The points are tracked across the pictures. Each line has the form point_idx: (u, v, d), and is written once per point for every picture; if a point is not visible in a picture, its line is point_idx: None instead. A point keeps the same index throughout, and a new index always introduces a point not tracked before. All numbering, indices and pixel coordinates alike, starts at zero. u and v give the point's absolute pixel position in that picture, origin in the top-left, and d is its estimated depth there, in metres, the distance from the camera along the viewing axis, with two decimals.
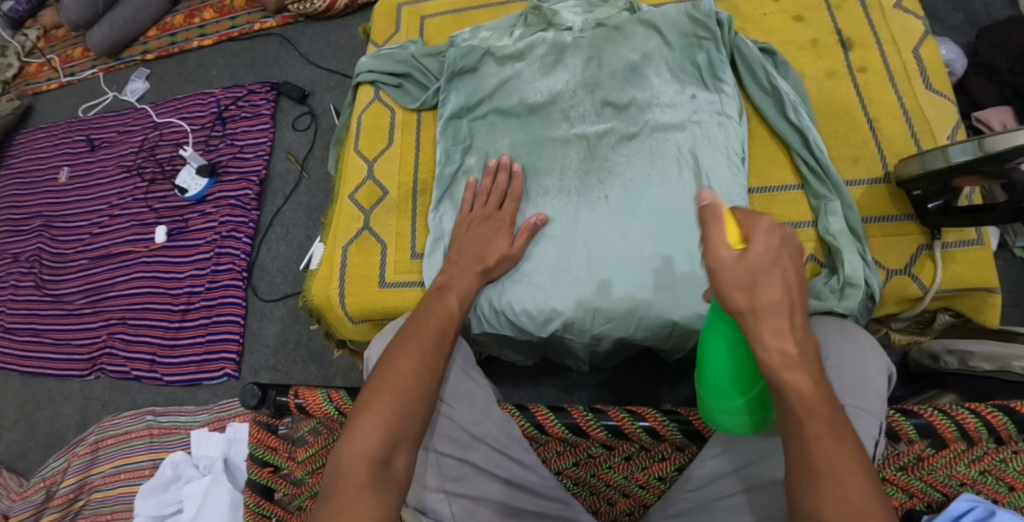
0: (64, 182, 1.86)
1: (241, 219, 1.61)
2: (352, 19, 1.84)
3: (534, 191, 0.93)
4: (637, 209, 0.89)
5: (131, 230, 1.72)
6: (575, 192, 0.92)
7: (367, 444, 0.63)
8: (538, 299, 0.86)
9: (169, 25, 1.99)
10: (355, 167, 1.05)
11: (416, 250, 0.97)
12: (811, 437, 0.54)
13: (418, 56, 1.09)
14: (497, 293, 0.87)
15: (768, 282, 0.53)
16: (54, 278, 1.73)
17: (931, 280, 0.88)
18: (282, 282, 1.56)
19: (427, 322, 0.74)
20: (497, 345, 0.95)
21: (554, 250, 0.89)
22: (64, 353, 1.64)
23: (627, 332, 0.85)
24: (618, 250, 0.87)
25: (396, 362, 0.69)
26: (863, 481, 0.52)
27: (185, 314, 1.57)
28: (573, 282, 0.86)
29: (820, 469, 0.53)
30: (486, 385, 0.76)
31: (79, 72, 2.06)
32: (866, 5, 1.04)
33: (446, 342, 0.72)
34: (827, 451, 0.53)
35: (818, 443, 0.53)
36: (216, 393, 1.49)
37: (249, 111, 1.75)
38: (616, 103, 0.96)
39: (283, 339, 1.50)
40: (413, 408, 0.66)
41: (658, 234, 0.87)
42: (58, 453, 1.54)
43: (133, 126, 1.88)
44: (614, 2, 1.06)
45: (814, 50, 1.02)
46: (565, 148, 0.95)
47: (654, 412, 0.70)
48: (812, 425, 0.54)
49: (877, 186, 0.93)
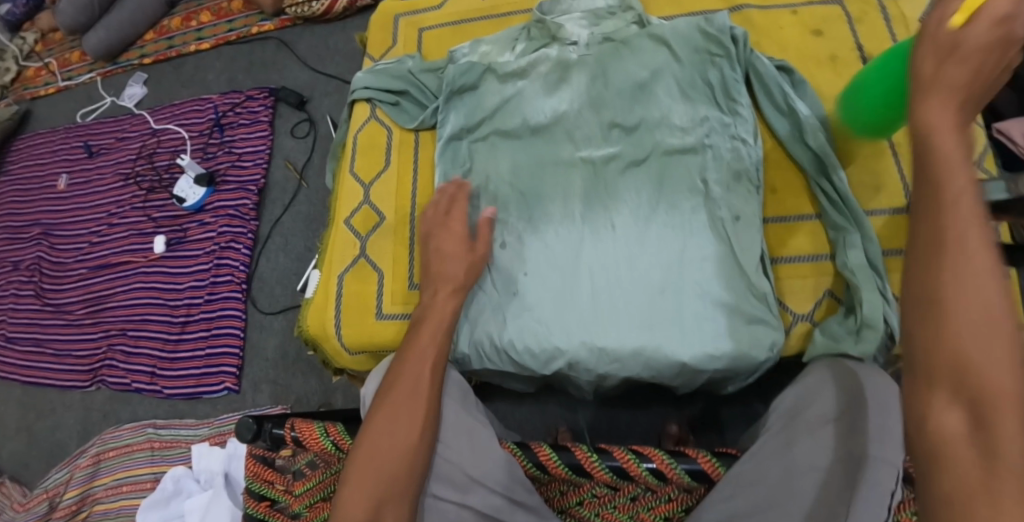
0: (63, 190, 1.84)
1: (240, 229, 1.59)
2: (351, 22, 1.80)
3: (537, 218, 0.90)
4: (643, 239, 0.86)
5: (130, 240, 1.70)
6: (578, 222, 0.89)
7: (353, 514, 0.62)
8: (540, 337, 0.83)
9: (166, 28, 1.95)
10: (352, 188, 1.03)
11: (414, 280, 0.95)
12: (949, 203, 0.46)
13: (416, 72, 1.06)
14: (501, 333, 0.85)
15: (965, 58, 0.51)
16: (54, 287, 1.71)
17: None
18: (282, 294, 1.54)
19: (402, 373, 0.71)
20: (493, 377, 0.92)
21: (555, 285, 0.86)
22: (65, 363, 1.63)
23: (633, 373, 0.82)
24: (624, 282, 0.84)
25: (378, 425, 0.67)
26: (992, 273, 0.44)
27: (184, 326, 1.54)
28: (576, 317, 0.83)
29: (948, 240, 0.45)
30: (483, 421, 0.74)
31: (77, 77, 2.03)
32: (889, 19, 1.04)
33: (433, 389, 0.70)
34: (958, 228, 0.45)
35: (953, 210, 0.46)
36: (216, 407, 1.48)
37: (247, 117, 1.72)
38: (624, 124, 0.92)
39: (283, 353, 1.48)
40: (394, 469, 0.65)
41: (665, 265, 0.84)
42: (61, 464, 1.53)
43: (131, 132, 1.85)
44: (623, 13, 1.02)
45: (833, 65, 1.01)
46: (569, 172, 0.92)
47: (660, 452, 0.67)
48: (955, 194, 0.46)
49: (898, 217, 0.93)
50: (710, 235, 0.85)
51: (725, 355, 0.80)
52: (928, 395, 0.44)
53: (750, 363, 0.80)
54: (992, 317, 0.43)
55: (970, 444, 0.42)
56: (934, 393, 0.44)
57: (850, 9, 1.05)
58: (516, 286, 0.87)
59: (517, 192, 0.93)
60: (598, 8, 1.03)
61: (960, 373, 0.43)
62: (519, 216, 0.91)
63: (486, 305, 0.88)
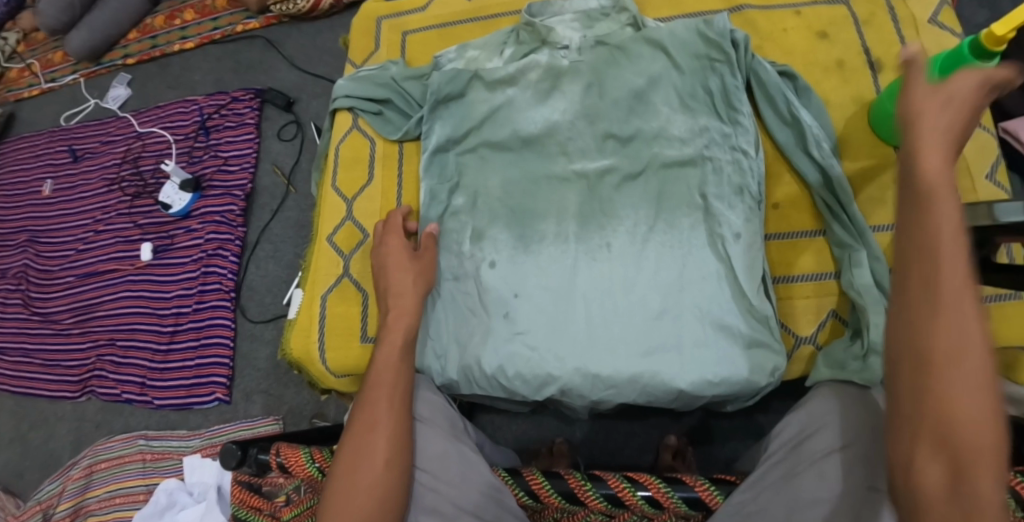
0: (48, 195, 1.80)
1: (227, 236, 1.55)
2: (338, 20, 1.75)
3: (530, 238, 0.89)
4: (639, 259, 0.85)
5: (117, 247, 1.66)
6: (573, 242, 0.88)
7: None
8: (532, 364, 0.82)
9: (150, 27, 1.90)
10: (335, 205, 1.03)
11: None
12: (941, 269, 0.52)
13: (400, 79, 1.03)
14: (491, 359, 0.84)
15: (955, 110, 0.56)
16: (42, 296, 1.68)
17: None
18: (272, 303, 1.51)
19: (377, 400, 0.72)
20: (479, 397, 0.91)
21: (547, 308, 0.85)
22: (55, 373, 1.60)
23: (628, 398, 0.82)
24: (619, 306, 0.83)
25: (349, 455, 0.67)
26: (980, 337, 0.51)
27: (173, 336, 1.51)
28: (570, 344, 0.83)
29: (942, 306, 0.51)
30: (464, 445, 0.77)
31: (60, 78, 1.98)
32: (898, 19, 1.02)
33: (395, 418, 0.71)
34: (952, 301, 0.51)
35: (948, 275, 0.52)
36: (208, 417, 1.46)
37: (233, 120, 1.68)
38: (619, 135, 0.91)
39: (275, 363, 1.46)
40: (387, 495, 0.66)
41: (663, 286, 0.83)
42: (53, 476, 1.51)
43: (116, 135, 1.81)
44: (617, 14, 1.00)
45: (840, 71, 1.00)
46: (564, 187, 0.91)
47: (656, 480, 0.65)
48: (949, 258, 0.52)
49: None
50: (709, 254, 0.84)
51: (726, 380, 0.79)
52: (914, 461, 0.52)
53: (752, 385, 0.80)
54: (974, 379, 0.50)
55: (951, 505, 0.49)
56: (917, 446, 0.52)
57: (858, 10, 1.03)
58: (507, 307, 0.86)
59: (507, 210, 0.91)
60: (591, 9, 1.01)
61: (943, 437, 0.50)
62: (508, 237, 0.90)
63: (476, 329, 0.87)
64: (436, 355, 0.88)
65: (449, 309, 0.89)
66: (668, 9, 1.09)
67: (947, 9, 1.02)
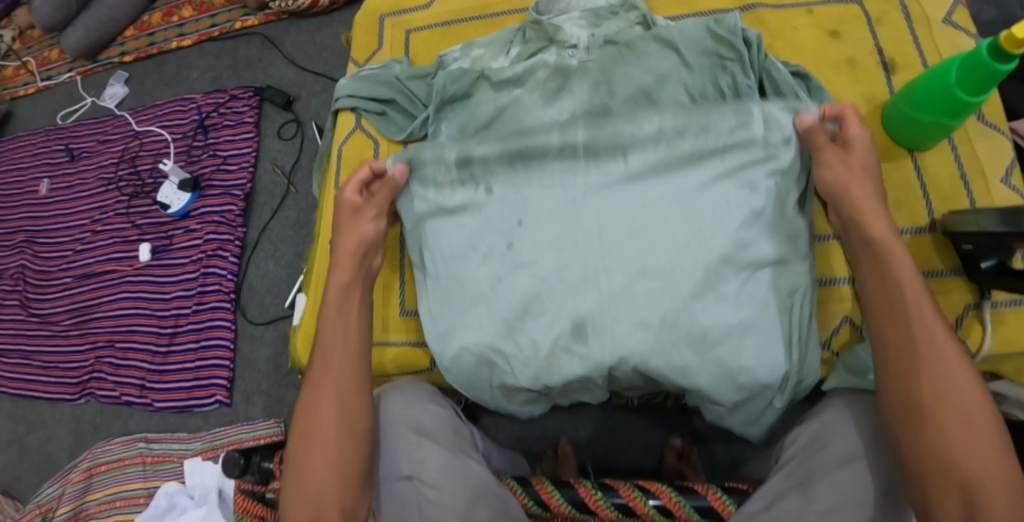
0: (45, 195, 1.78)
1: (226, 236, 1.53)
2: (337, 16, 1.73)
3: (529, 181, 0.89)
4: (664, 193, 0.84)
5: (114, 247, 1.64)
6: (579, 173, 0.87)
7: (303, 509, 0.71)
8: (534, 313, 0.84)
9: (147, 24, 1.88)
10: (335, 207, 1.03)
11: (405, 306, 1.04)
12: (917, 320, 0.68)
13: (404, 78, 1.02)
14: (494, 297, 0.86)
15: (861, 178, 0.80)
16: (39, 297, 1.66)
17: (975, 344, 0.86)
18: (272, 303, 1.50)
19: (330, 367, 0.77)
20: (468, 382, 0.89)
21: (554, 240, 0.85)
22: (53, 375, 1.58)
23: (638, 334, 0.80)
24: (630, 241, 0.83)
25: (300, 427, 0.75)
26: (963, 369, 0.65)
27: (172, 338, 1.49)
28: (580, 289, 0.83)
29: (924, 348, 0.67)
30: (466, 457, 0.76)
31: (56, 76, 1.96)
32: (911, 19, 1.01)
33: (344, 384, 0.76)
34: (933, 340, 0.67)
35: (922, 326, 0.68)
36: (209, 420, 1.44)
37: (232, 118, 1.66)
38: None
39: (275, 364, 1.45)
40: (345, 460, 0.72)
41: (682, 224, 0.82)
42: (52, 478, 1.50)
43: (113, 134, 1.79)
44: (626, 12, 1.00)
45: (851, 70, 0.99)
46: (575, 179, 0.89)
47: (667, 489, 0.71)
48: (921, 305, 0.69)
49: (922, 235, 0.91)
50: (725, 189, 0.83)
51: (763, 333, 0.80)
52: (934, 504, 0.62)
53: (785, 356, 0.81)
54: (967, 409, 0.63)
55: None
56: (938, 493, 0.62)
57: (869, 8, 1.02)
58: (510, 236, 0.87)
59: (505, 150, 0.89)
60: (599, 8, 1.01)
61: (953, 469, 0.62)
62: (499, 158, 0.89)
63: (477, 269, 0.88)
64: (434, 294, 0.92)
65: (445, 240, 0.90)
66: (680, 8, 1.08)
67: (960, 9, 1.01)
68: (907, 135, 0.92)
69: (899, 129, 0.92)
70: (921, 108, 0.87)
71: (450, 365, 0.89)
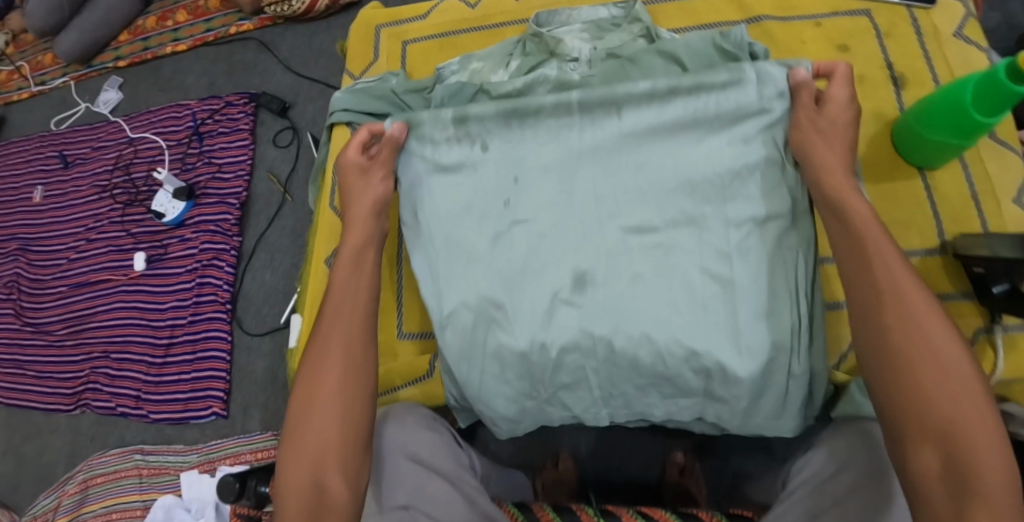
0: (39, 202, 1.76)
1: (222, 246, 1.52)
2: (334, 20, 1.70)
3: (523, 138, 0.90)
4: (659, 152, 0.86)
5: (109, 256, 1.62)
6: (575, 128, 0.88)
7: (300, 473, 0.71)
8: (527, 262, 0.86)
9: (141, 28, 1.85)
10: (334, 230, 1.06)
11: (404, 330, 1.05)
12: (886, 270, 0.69)
13: (400, 92, 0.99)
14: (489, 255, 0.87)
15: (834, 132, 0.81)
16: (34, 306, 1.64)
17: (988, 369, 0.86)
18: (269, 314, 1.48)
19: (332, 328, 0.78)
20: (462, 354, 0.87)
21: (549, 201, 0.87)
22: (48, 385, 1.56)
23: (629, 294, 0.82)
24: (624, 195, 0.86)
25: (303, 387, 0.76)
26: (933, 318, 0.66)
27: (168, 349, 1.47)
28: (576, 249, 0.85)
29: (891, 298, 0.67)
30: (468, 488, 0.75)
31: (50, 81, 1.93)
32: (920, 32, 1.01)
33: (346, 344, 0.77)
34: (906, 290, 0.67)
35: (889, 274, 0.69)
36: (205, 432, 1.42)
37: (227, 125, 1.64)
38: (635, 133, 0.87)
39: (272, 376, 1.43)
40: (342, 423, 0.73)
41: (677, 183, 0.84)
42: (49, 490, 1.48)
43: (107, 140, 1.77)
44: (629, 25, 0.99)
45: (862, 86, 0.99)
46: (577, 169, 0.88)
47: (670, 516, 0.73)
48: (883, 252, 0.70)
49: (932, 257, 0.92)
50: (722, 150, 0.84)
51: (764, 289, 0.80)
52: (912, 456, 0.62)
53: (791, 311, 0.80)
54: (939, 358, 0.64)
55: (943, 483, 0.60)
56: (919, 444, 0.62)
57: (878, 21, 1.03)
58: (508, 195, 0.88)
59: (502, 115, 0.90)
60: (602, 20, 1.01)
61: (933, 421, 0.62)
62: (496, 116, 0.89)
63: (470, 226, 0.88)
64: (429, 253, 0.90)
65: (438, 198, 0.90)
66: (683, 19, 1.09)
67: (972, 23, 1.02)
68: (927, 153, 0.90)
69: (918, 146, 0.91)
70: (940, 127, 0.86)
71: (445, 325, 0.88)
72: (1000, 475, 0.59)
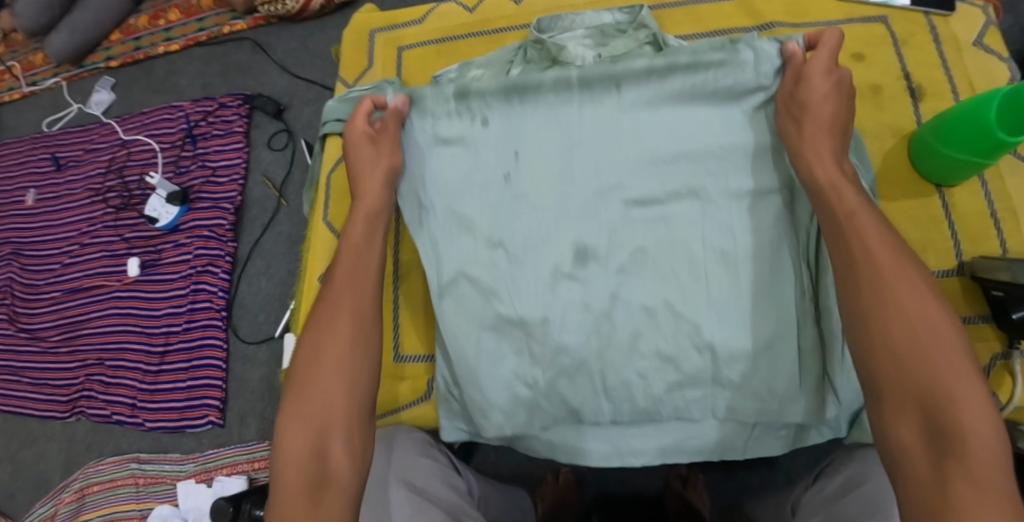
0: (31, 206, 1.72)
1: (217, 252, 1.49)
2: (330, 20, 1.67)
3: (522, 112, 0.91)
4: (658, 126, 0.88)
5: (103, 261, 1.60)
6: (575, 104, 0.90)
7: (298, 447, 0.70)
8: (530, 232, 0.89)
9: (133, 28, 1.81)
10: (328, 247, 1.05)
11: (399, 350, 1.02)
12: (864, 240, 0.69)
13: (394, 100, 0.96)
14: (489, 228, 0.90)
15: (819, 106, 0.78)
16: (28, 312, 1.61)
17: (1006, 396, 0.86)
18: (265, 322, 1.46)
19: (332, 305, 0.78)
20: (458, 323, 0.89)
21: (551, 173, 0.90)
22: (43, 393, 1.54)
23: (626, 255, 0.88)
24: (622, 163, 0.89)
25: (305, 361, 0.75)
26: (913, 285, 0.66)
27: (164, 356, 1.45)
28: (581, 218, 0.89)
29: (873, 270, 0.67)
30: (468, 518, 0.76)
31: (42, 81, 1.90)
32: (939, 40, 1.01)
33: (355, 318, 0.77)
34: (885, 259, 0.67)
35: (867, 243, 0.69)
36: (201, 441, 1.40)
37: (221, 127, 1.61)
38: (635, 109, 0.89)
39: (269, 385, 1.41)
40: (338, 393, 0.73)
41: (677, 154, 0.88)
42: (45, 498, 1.46)
43: (100, 142, 1.73)
44: (635, 31, 0.97)
45: (876, 97, 0.99)
46: (578, 149, 0.90)
47: None
48: (861, 224, 0.71)
49: (950, 278, 0.91)
50: (720, 124, 0.87)
51: (767, 259, 0.84)
52: (893, 424, 0.62)
53: (796, 283, 0.84)
54: (921, 325, 0.63)
55: (925, 448, 0.60)
56: (900, 411, 0.62)
57: (895, 29, 1.02)
58: (509, 168, 0.90)
59: (503, 91, 0.91)
60: (606, 25, 0.99)
61: (917, 390, 0.62)
62: (496, 91, 0.91)
63: (472, 201, 0.91)
64: (430, 228, 0.92)
65: (440, 172, 0.91)
66: (691, 26, 1.07)
67: (993, 31, 1.01)
68: (943, 171, 0.91)
69: (934, 163, 0.91)
70: (960, 146, 0.86)
71: (443, 294, 0.90)
72: (985, 437, 0.58)
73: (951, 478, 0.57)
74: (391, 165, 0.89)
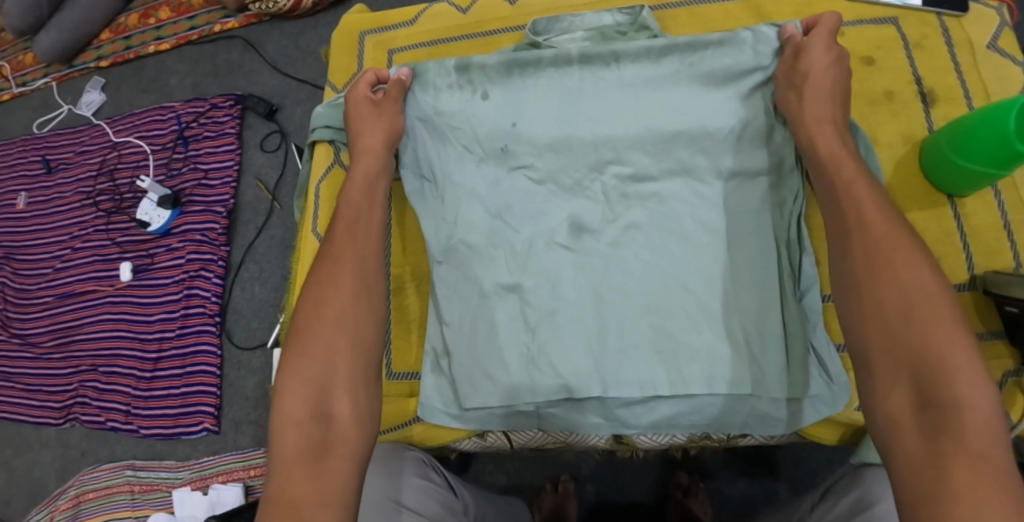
0: (22, 209, 1.70)
1: (209, 256, 1.47)
2: (322, 18, 1.64)
3: (523, 86, 0.93)
4: (656, 101, 0.90)
5: (95, 266, 1.57)
6: (575, 76, 0.92)
7: (298, 408, 0.69)
8: (526, 202, 0.91)
9: (123, 27, 1.77)
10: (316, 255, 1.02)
11: (393, 370, 0.99)
12: (862, 213, 0.70)
13: None
14: (488, 197, 0.92)
15: (817, 78, 0.80)
16: (20, 317, 1.59)
17: (1019, 414, 0.84)
18: (259, 328, 1.45)
19: (336, 270, 0.78)
20: (453, 292, 0.90)
21: (548, 145, 0.91)
22: (37, 399, 1.52)
23: (626, 226, 0.89)
24: (618, 130, 0.90)
25: (307, 322, 0.74)
26: (911, 257, 0.65)
27: (158, 362, 1.43)
28: (575, 191, 0.91)
29: (869, 244, 0.68)
30: None
31: (31, 82, 1.86)
32: (953, 43, 0.98)
33: (356, 282, 0.77)
34: (882, 232, 0.68)
35: (864, 216, 0.69)
36: (197, 448, 1.39)
37: (213, 129, 1.59)
38: (632, 86, 0.91)
39: (264, 392, 1.40)
40: (342, 356, 0.72)
41: (676, 124, 0.88)
42: (40, 506, 1.45)
43: (91, 144, 1.71)
44: (636, 32, 0.95)
45: (889, 103, 0.96)
46: (575, 126, 0.91)
47: None
48: (860, 199, 0.71)
49: (962, 294, 0.89)
50: (718, 106, 0.88)
51: (759, 232, 0.85)
52: (889, 396, 0.62)
53: (785, 264, 0.84)
54: (917, 297, 0.63)
55: (918, 420, 0.59)
56: (894, 384, 0.62)
57: (907, 31, 0.99)
58: (506, 140, 0.92)
59: (506, 63, 0.93)
60: (605, 26, 0.97)
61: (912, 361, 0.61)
62: (497, 66, 0.93)
63: (470, 171, 0.92)
64: (431, 199, 0.94)
65: (440, 143, 0.93)
66: (695, 27, 1.04)
67: (1007, 33, 0.99)
68: (957, 181, 0.88)
69: (947, 174, 0.88)
70: (974, 156, 0.84)
71: (442, 260, 0.91)
72: (980, 411, 0.57)
73: (946, 452, 0.56)
74: (391, 127, 0.91)
